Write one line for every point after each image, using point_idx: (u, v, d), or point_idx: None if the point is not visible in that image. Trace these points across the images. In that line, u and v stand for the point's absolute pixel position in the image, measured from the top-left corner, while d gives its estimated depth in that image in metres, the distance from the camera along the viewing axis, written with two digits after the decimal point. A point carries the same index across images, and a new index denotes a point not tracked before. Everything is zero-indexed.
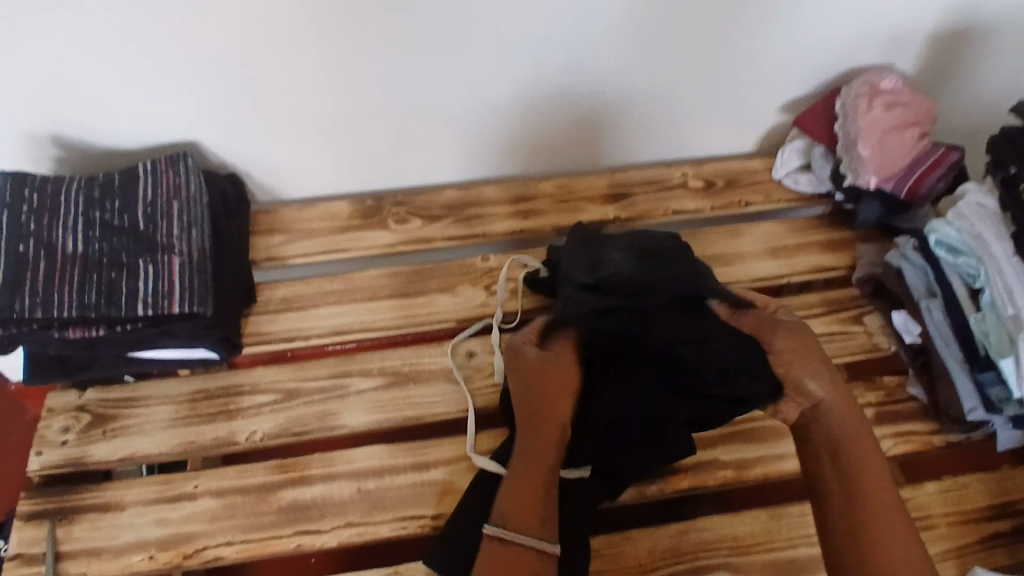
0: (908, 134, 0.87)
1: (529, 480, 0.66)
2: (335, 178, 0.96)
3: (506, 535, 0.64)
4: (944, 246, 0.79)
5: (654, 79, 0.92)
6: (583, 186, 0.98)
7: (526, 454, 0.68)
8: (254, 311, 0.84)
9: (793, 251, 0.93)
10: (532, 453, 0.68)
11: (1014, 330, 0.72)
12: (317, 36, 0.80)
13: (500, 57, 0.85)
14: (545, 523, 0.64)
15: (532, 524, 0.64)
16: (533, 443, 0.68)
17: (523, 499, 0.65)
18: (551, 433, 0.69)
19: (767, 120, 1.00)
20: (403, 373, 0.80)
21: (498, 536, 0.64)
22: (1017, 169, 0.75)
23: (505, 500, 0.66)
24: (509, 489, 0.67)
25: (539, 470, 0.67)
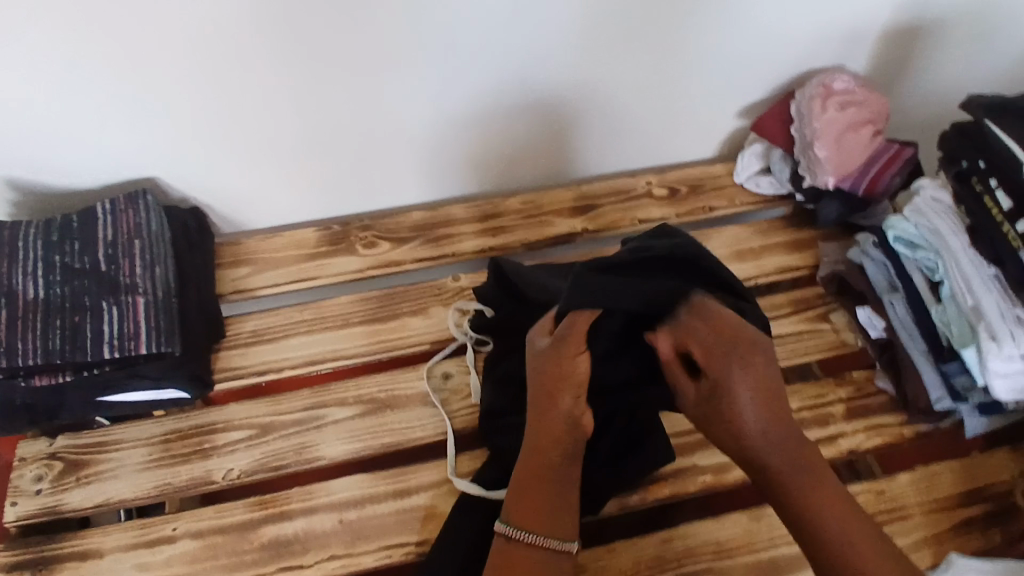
0: (862, 132, 0.89)
1: (539, 472, 0.62)
2: (300, 204, 0.95)
3: (516, 533, 0.60)
4: (902, 242, 0.81)
5: (612, 90, 0.93)
6: (549, 200, 0.99)
7: (537, 449, 0.63)
8: (224, 346, 0.83)
9: (758, 253, 0.95)
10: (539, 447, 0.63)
11: (975, 320, 0.73)
12: (270, 64, 0.80)
13: (458, 77, 0.86)
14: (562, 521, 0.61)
15: (543, 524, 0.60)
16: (543, 439, 0.63)
17: (528, 496, 0.61)
18: (564, 428, 0.62)
19: (726, 125, 1.02)
20: (380, 399, 0.80)
21: (505, 533, 0.60)
22: (970, 164, 0.77)
23: (514, 496, 0.62)
24: (518, 484, 0.62)
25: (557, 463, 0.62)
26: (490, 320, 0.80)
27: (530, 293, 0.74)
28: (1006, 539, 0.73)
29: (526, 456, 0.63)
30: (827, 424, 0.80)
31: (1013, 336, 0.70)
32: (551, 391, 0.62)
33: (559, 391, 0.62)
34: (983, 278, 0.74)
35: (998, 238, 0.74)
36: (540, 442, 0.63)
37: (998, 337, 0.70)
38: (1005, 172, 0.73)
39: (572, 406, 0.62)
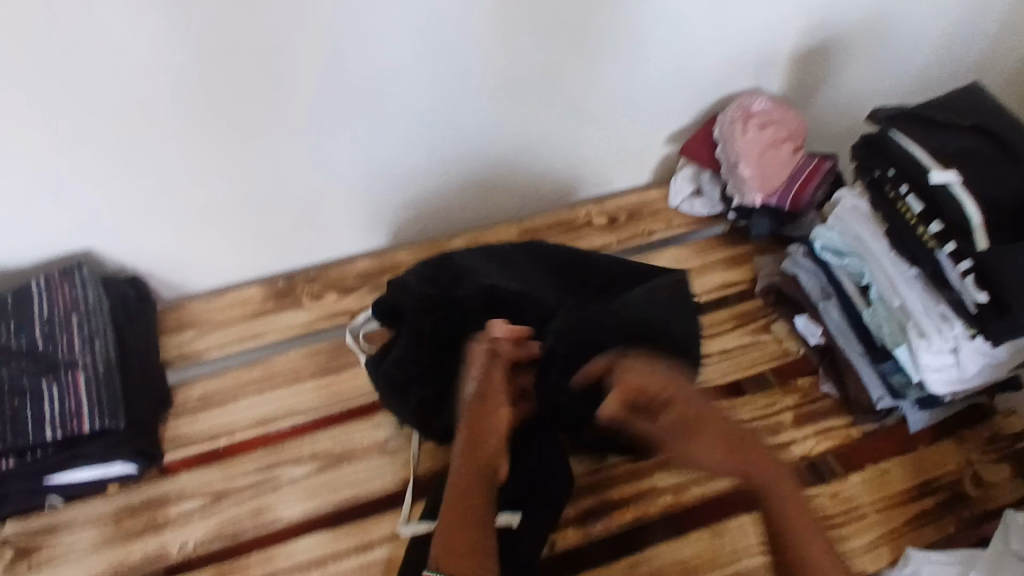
0: (783, 149, 0.94)
1: (470, 499, 0.66)
2: (241, 262, 0.95)
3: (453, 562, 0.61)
4: (830, 251, 0.86)
5: (540, 130, 0.97)
6: (493, 236, 1.00)
7: (460, 476, 0.68)
8: (172, 414, 0.82)
9: (696, 273, 0.97)
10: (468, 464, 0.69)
11: (904, 320, 0.77)
12: (199, 130, 0.82)
13: (387, 128, 0.89)
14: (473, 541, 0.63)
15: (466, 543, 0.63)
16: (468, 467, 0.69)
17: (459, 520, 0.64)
18: (483, 466, 0.69)
19: (656, 152, 1.06)
20: (336, 453, 0.79)
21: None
22: (882, 173, 0.81)
23: (442, 538, 0.63)
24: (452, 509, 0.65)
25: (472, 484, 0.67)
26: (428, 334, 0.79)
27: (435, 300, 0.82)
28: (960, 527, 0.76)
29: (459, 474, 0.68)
30: (778, 432, 0.82)
31: (940, 332, 0.74)
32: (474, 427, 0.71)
33: (484, 445, 0.70)
34: (907, 281, 0.78)
35: (913, 240, 0.77)
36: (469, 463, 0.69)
37: (927, 334, 0.75)
38: (914, 180, 0.77)
39: (493, 444, 0.71)
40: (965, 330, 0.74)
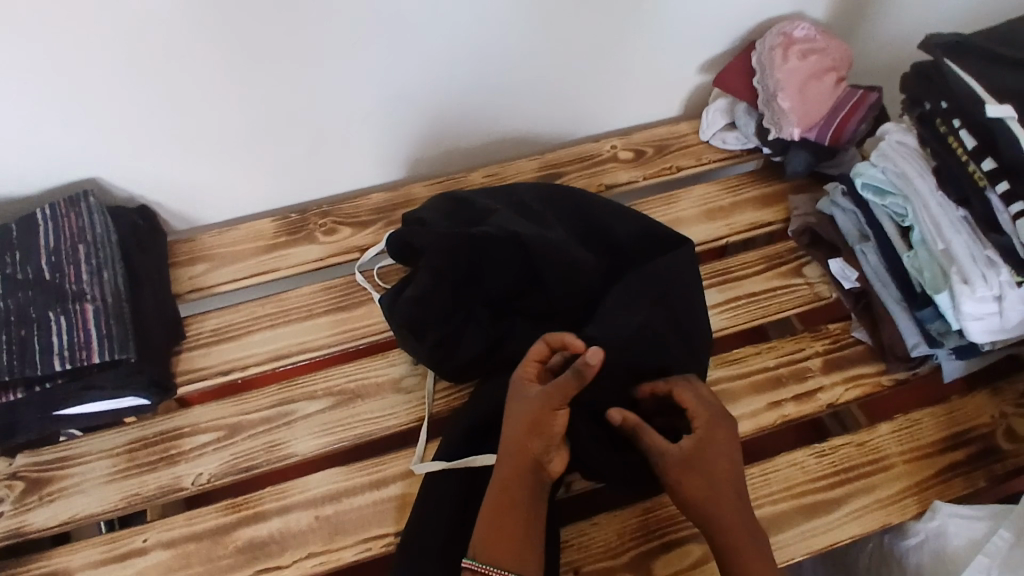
0: (825, 80, 0.87)
1: (505, 500, 0.60)
2: (252, 193, 0.92)
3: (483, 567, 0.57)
4: (870, 189, 0.80)
5: (564, 57, 0.91)
6: (513, 170, 0.95)
7: (504, 477, 0.61)
8: (185, 347, 0.80)
9: (727, 211, 0.92)
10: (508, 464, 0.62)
11: (947, 265, 0.72)
12: (206, 52, 0.77)
13: (406, 56, 0.84)
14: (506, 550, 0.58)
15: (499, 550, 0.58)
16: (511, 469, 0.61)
17: (495, 522, 0.59)
18: (523, 463, 0.61)
19: (688, 82, 1.00)
20: (350, 390, 0.77)
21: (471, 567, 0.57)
22: (933, 107, 0.76)
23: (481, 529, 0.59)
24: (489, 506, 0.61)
25: (513, 485, 0.61)
26: (433, 274, 0.72)
27: (454, 243, 0.73)
28: (988, 481, 0.73)
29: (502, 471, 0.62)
30: (806, 379, 0.79)
31: (985, 278, 0.70)
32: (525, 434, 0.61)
33: (529, 444, 0.61)
34: (953, 223, 0.73)
35: (963, 178, 0.73)
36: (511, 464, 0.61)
37: (970, 280, 0.70)
38: (967, 113, 0.72)
39: (540, 445, 0.61)
40: (1011, 278, 0.70)
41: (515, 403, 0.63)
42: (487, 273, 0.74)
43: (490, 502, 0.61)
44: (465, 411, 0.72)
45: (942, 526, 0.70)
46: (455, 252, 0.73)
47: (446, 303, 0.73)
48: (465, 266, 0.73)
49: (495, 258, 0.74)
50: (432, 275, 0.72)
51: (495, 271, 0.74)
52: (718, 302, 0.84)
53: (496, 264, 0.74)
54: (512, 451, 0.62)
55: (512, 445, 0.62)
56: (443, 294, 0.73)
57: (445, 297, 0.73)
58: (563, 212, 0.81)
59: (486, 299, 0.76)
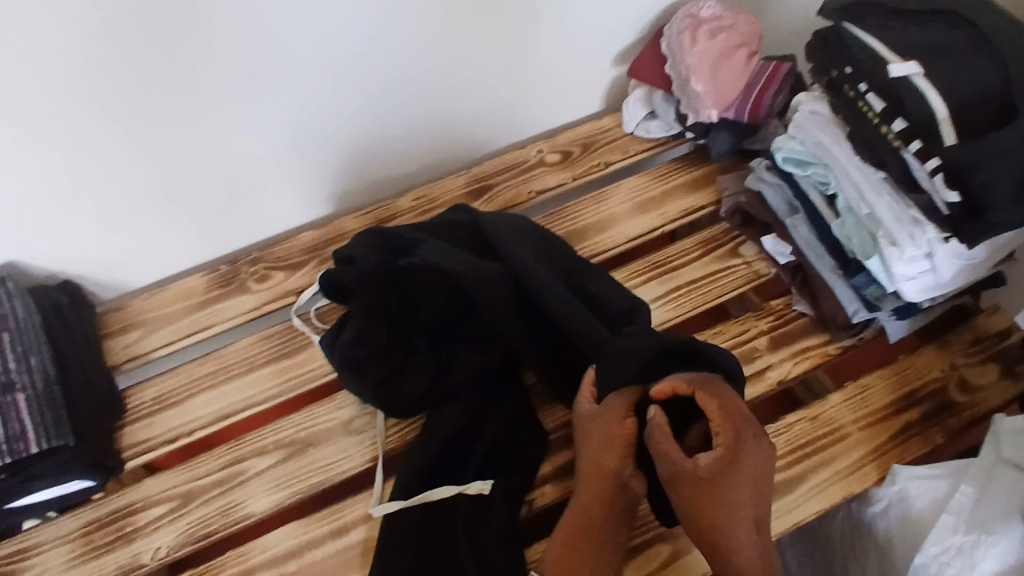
0: (736, 58, 0.87)
1: (575, 533, 0.64)
2: (182, 251, 0.90)
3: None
4: (792, 162, 0.80)
5: (476, 68, 0.90)
6: (441, 190, 0.94)
7: (586, 500, 0.65)
8: (128, 419, 0.79)
9: (660, 201, 0.92)
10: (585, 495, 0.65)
11: (874, 229, 0.72)
12: (100, 119, 0.75)
13: (310, 94, 0.82)
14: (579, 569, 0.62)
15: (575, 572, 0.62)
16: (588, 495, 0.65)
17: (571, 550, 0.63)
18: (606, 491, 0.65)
19: (606, 76, 0.99)
20: (301, 439, 0.76)
21: None
22: (839, 73, 0.74)
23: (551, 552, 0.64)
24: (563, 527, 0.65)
25: (588, 508, 0.64)
26: (363, 310, 0.72)
27: (375, 274, 0.73)
28: (946, 436, 0.74)
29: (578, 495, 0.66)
30: (754, 359, 0.79)
31: (912, 238, 0.69)
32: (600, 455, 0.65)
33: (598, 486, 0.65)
34: (874, 185, 0.72)
35: (879, 142, 0.71)
36: (586, 490, 0.65)
37: (898, 242, 0.69)
38: (872, 75, 0.70)
39: (622, 470, 0.65)
40: (938, 234, 0.68)
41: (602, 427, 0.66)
42: (413, 303, 0.74)
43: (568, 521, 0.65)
44: (417, 447, 0.71)
45: (902, 489, 0.71)
46: (381, 283, 0.73)
47: (380, 337, 0.73)
48: (387, 294, 0.73)
49: (422, 284, 0.74)
50: (363, 314, 0.72)
51: (422, 299, 0.74)
52: (660, 295, 0.84)
53: (422, 291, 0.74)
54: (588, 473, 0.66)
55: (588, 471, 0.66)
56: (377, 329, 0.73)
57: (377, 335, 0.73)
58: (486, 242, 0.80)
59: (424, 328, 0.75)
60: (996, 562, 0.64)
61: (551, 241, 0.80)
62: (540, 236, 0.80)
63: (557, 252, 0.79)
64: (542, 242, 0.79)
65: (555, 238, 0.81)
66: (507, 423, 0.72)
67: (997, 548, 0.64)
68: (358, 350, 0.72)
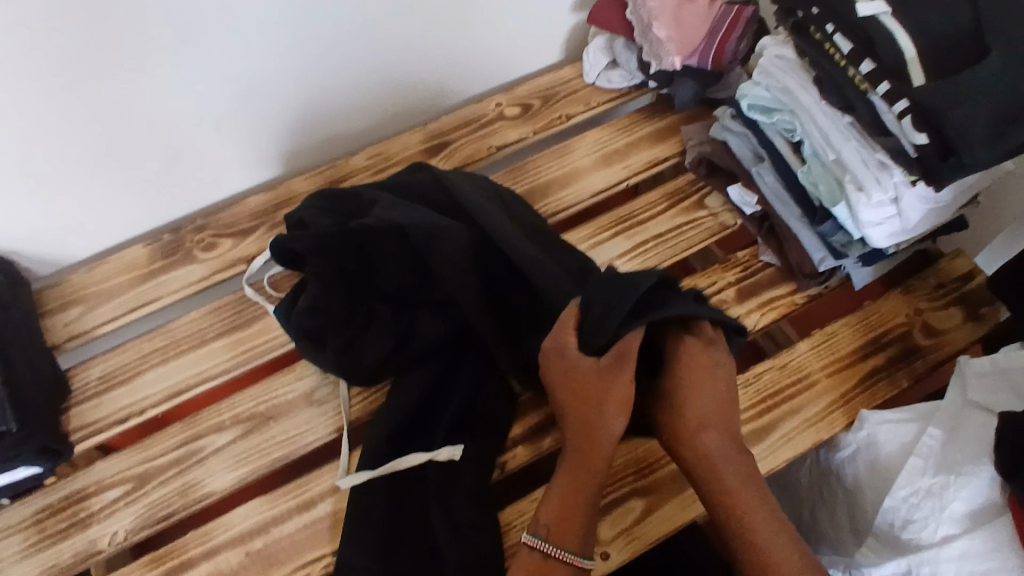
0: (699, 1, 0.83)
1: (573, 493, 0.60)
2: (122, 219, 0.85)
3: (554, 551, 0.58)
4: (758, 109, 0.78)
5: (429, 19, 0.85)
6: (396, 148, 0.90)
7: (579, 457, 0.60)
8: (74, 400, 0.75)
9: (624, 153, 0.89)
10: (580, 451, 0.60)
11: (841, 175, 0.71)
12: (22, 78, 0.68)
13: (252, 46, 0.76)
14: (578, 534, 0.59)
15: (572, 539, 0.58)
16: (583, 449, 0.60)
17: (565, 513, 0.59)
18: (603, 448, 0.60)
19: (564, 24, 0.95)
20: (260, 413, 0.73)
21: (542, 549, 0.58)
22: (805, 14, 0.71)
23: (549, 512, 0.59)
24: (560, 487, 0.60)
25: (588, 465, 0.60)
26: (317, 274, 0.69)
27: (327, 237, 0.69)
28: (912, 379, 0.74)
29: (575, 452, 0.61)
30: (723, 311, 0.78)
31: (878, 182, 0.68)
32: (591, 408, 0.59)
33: (593, 437, 0.60)
34: (840, 129, 0.71)
35: (846, 85, 0.69)
36: (580, 446, 0.61)
37: (864, 186, 0.69)
38: (837, 15, 0.68)
39: (616, 424, 0.59)
40: (905, 177, 0.68)
41: (600, 387, 0.59)
42: (368, 266, 0.71)
43: (558, 488, 0.60)
44: (383, 416, 0.69)
45: (870, 434, 0.72)
46: (334, 246, 0.68)
47: (335, 305, 0.70)
48: (341, 257, 0.69)
49: (377, 246, 0.70)
50: (316, 279, 0.69)
51: (376, 263, 0.71)
52: (626, 250, 0.82)
53: (378, 253, 0.71)
54: (581, 430, 0.60)
55: (580, 425, 0.60)
56: (332, 295, 0.69)
57: (333, 302, 0.69)
58: (441, 197, 0.76)
59: (381, 293, 0.72)
60: (965, 504, 0.65)
61: (506, 199, 0.77)
62: (494, 193, 0.77)
63: (515, 212, 0.76)
64: (495, 198, 0.76)
65: (507, 196, 0.78)
66: (472, 387, 0.70)
67: (966, 490, 0.65)
68: (314, 318, 0.69)
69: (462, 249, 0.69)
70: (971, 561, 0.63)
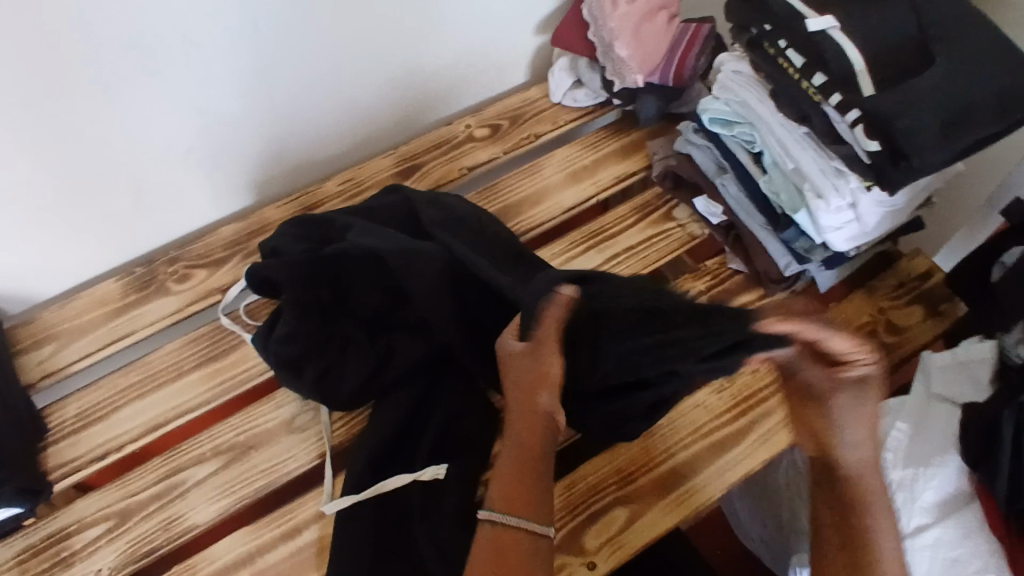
0: (658, 20, 0.86)
1: (519, 466, 0.61)
2: (94, 253, 0.84)
3: (503, 520, 0.58)
4: (718, 122, 0.81)
5: (395, 45, 0.87)
6: (368, 173, 0.91)
7: (519, 434, 0.62)
8: (50, 439, 0.74)
9: (592, 169, 0.92)
10: (517, 428, 0.62)
11: (800, 183, 0.73)
12: None
13: (220, 77, 0.77)
14: (529, 503, 0.59)
15: (524, 508, 0.59)
16: (520, 425, 0.62)
17: (514, 484, 0.60)
18: (539, 424, 0.62)
19: (528, 46, 0.98)
20: (241, 443, 0.73)
21: (495, 520, 0.58)
22: (758, 30, 0.74)
23: (498, 485, 0.60)
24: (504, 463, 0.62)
25: (529, 437, 0.62)
26: (297, 300, 0.70)
27: (302, 265, 0.70)
28: None
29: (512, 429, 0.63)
30: None
31: (836, 189, 0.70)
32: (528, 387, 0.61)
33: (527, 413, 0.62)
34: (798, 140, 0.74)
35: (801, 96, 0.72)
36: (516, 423, 0.62)
37: (822, 194, 0.71)
38: (790, 31, 0.71)
39: (546, 399, 0.61)
40: (861, 183, 0.70)
41: (532, 369, 0.61)
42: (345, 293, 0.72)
43: (504, 466, 0.61)
44: (365, 439, 0.69)
45: None
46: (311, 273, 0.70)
47: (312, 332, 0.71)
48: (317, 284, 0.71)
49: (355, 273, 0.72)
50: (293, 306, 0.70)
51: (354, 290, 0.72)
52: (599, 264, 0.84)
53: (356, 280, 0.72)
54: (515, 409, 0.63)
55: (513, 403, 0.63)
56: (310, 322, 0.71)
57: (311, 329, 0.71)
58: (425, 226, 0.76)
59: (360, 320, 0.73)
60: (936, 493, 0.68)
61: (492, 228, 0.77)
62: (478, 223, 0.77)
63: (503, 243, 0.76)
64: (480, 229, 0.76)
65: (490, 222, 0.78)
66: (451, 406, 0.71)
67: (936, 480, 0.68)
68: (293, 343, 0.70)
69: (441, 277, 0.69)
70: (944, 548, 0.65)
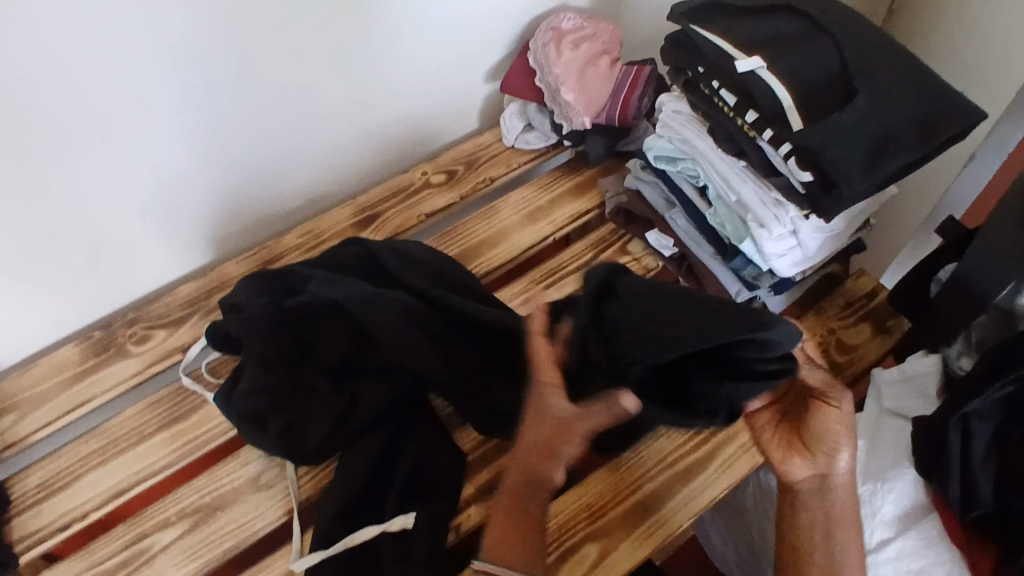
0: (600, 65, 0.90)
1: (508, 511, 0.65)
2: (53, 318, 0.84)
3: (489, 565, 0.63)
4: (664, 159, 0.84)
5: (348, 100, 0.89)
6: (327, 224, 0.92)
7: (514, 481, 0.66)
8: (8, 513, 0.72)
9: (547, 209, 0.94)
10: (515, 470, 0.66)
11: (743, 214, 0.77)
12: None
13: (175, 139, 0.79)
14: (514, 550, 0.63)
15: (510, 553, 0.63)
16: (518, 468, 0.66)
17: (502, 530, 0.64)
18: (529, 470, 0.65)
19: (478, 93, 1.01)
20: (207, 504, 0.72)
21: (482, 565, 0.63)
22: (694, 73, 0.77)
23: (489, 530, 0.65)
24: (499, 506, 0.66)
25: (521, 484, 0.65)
26: (257, 356, 0.70)
27: (261, 319, 0.71)
28: None
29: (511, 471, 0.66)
30: None
31: (777, 218, 0.74)
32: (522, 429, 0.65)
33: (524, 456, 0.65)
34: (737, 172, 0.77)
35: (737, 133, 0.75)
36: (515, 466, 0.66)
37: (765, 223, 0.74)
38: (722, 72, 0.74)
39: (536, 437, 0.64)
40: (799, 212, 0.73)
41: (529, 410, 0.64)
42: (305, 344, 0.72)
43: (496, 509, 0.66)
44: (331, 492, 0.69)
45: None
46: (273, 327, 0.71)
47: (274, 386, 0.71)
48: (278, 336, 0.71)
49: (314, 322, 0.73)
50: (254, 362, 0.70)
51: (313, 341, 0.73)
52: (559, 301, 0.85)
53: (315, 331, 0.73)
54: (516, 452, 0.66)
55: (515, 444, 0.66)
56: (271, 376, 0.71)
57: (272, 384, 0.71)
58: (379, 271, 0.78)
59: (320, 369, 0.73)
60: (894, 507, 0.70)
61: (446, 267, 0.79)
62: (429, 261, 0.79)
63: (455, 280, 0.78)
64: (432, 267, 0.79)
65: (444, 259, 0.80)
66: (415, 454, 0.71)
67: (894, 493, 0.71)
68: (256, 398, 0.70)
69: (401, 319, 0.71)
70: (905, 561, 0.68)
